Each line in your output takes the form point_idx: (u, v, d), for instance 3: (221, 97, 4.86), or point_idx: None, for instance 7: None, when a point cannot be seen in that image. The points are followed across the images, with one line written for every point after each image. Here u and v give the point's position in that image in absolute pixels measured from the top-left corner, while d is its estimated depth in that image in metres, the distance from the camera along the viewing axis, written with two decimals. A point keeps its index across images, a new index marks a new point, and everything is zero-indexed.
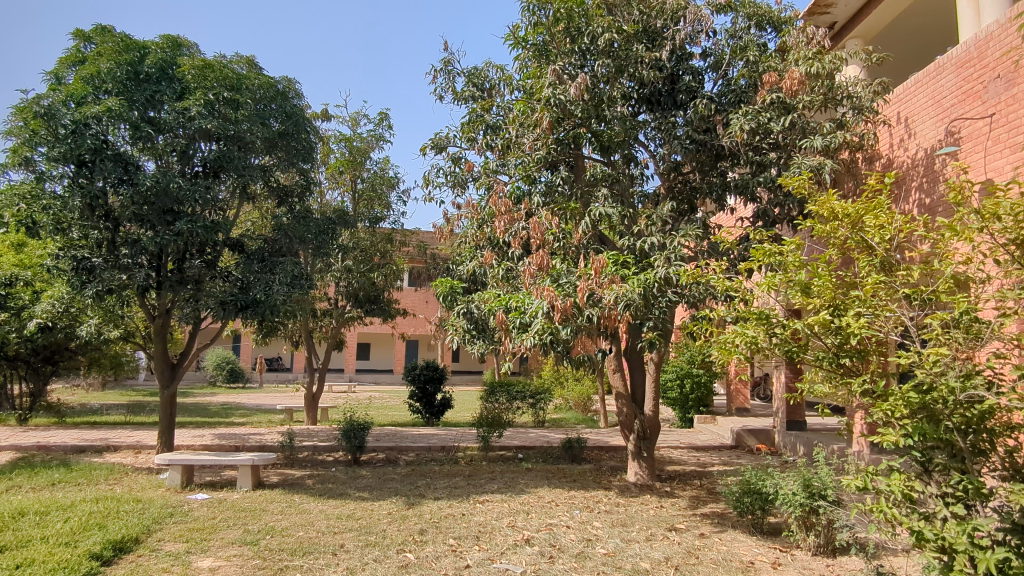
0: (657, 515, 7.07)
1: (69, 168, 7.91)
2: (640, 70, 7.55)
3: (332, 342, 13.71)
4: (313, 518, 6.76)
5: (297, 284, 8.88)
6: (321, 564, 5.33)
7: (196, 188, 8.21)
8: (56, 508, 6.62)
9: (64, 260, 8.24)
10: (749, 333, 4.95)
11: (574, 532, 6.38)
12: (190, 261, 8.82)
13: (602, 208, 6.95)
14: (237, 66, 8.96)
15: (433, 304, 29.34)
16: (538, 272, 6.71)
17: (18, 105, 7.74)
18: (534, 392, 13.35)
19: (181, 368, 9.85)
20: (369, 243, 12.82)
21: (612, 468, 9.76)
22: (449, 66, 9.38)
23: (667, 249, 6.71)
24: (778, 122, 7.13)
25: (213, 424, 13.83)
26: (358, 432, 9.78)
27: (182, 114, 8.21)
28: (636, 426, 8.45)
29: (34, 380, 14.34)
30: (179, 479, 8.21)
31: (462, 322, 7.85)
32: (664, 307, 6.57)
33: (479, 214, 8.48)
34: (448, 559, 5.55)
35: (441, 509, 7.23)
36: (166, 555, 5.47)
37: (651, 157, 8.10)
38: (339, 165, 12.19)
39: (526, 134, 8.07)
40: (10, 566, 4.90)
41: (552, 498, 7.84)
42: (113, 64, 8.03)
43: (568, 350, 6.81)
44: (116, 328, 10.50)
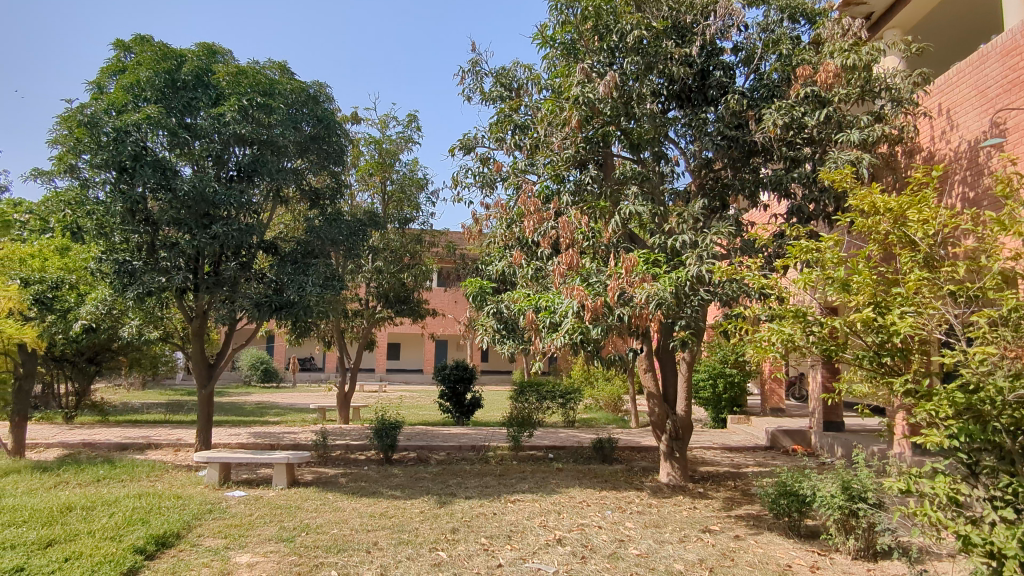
0: (691, 516, 6.98)
1: (111, 173, 8.18)
2: (670, 66, 7.46)
3: (363, 342, 13.87)
4: (348, 516, 6.84)
5: (330, 286, 9.00)
6: (355, 561, 5.40)
7: (232, 192, 8.41)
8: (101, 504, 6.85)
9: (107, 263, 8.51)
10: (785, 332, 4.84)
11: (606, 533, 6.34)
12: (226, 263, 9.04)
13: (632, 206, 6.88)
14: (270, 72, 9.12)
15: (462, 304, 29.58)
16: (568, 271, 6.70)
17: (63, 114, 8.03)
18: (564, 391, 13.32)
19: (217, 368, 10.07)
20: (398, 244, 12.94)
21: (643, 469, 9.67)
22: (476, 67, 9.43)
23: (699, 247, 6.58)
24: (813, 116, 6.99)
25: (249, 422, 14.13)
26: (389, 431, 9.87)
27: (217, 120, 8.38)
28: (668, 427, 8.36)
29: (79, 379, 14.84)
30: (216, 476, 8.40)
31: (492, 322, 7.86)
32: (696, 306, 6.48)
33: (508, 214, 8.50)
34: (480, 558, 5.57)
35: (472, 508, 7.25)
36: (206, 550, 5.61)
37: (682, 155, 7.98)
38: (369, 167, 12.36)
39: (554, 133, 8.05)
40: (59, 559, 5.09)
41: (584, 498, 7.80)
42: (152, 72, 8.28)
43: (599, 349, 6.75)
44: (156, 328, 10.80)
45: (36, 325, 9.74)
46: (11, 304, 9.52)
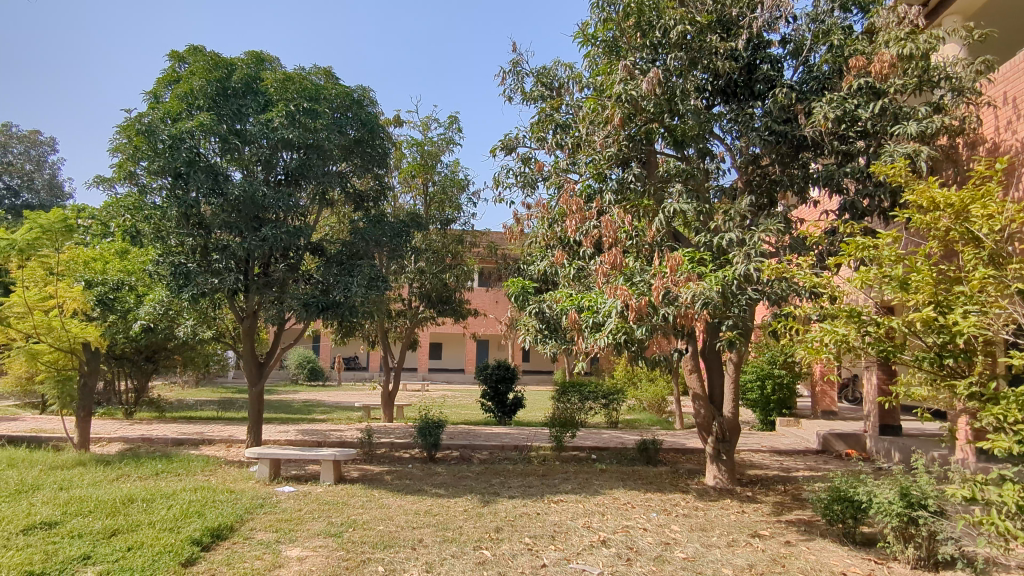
0: (738, 520, 6.83)
1: (167, 179, 8.55)
2: (714, 61, 7.33)
3: (406, 341, 14.05)
4: (393, 513, 6.95)
5: (375, 287, 9.15)
6: (401, 557, 5.48)
7: (280, 195, 8.66)
8: (160, 496, 7.14)
9: (164, 265, 8.86)
10: (839, 332, 4.68)
11: (651, 535, 6.26)
12: (275, 265, 9.31)
13: (676, 204, 6.79)
14: (316, 77, 9.33)
15: (502, 304, 29.71)
16: (611, 271, 6.66)
17: (122, 123, 8.40)
18: (607, 392, 13.22)
19: (267, 366, 10.36)
20: (440, 245, 13.08)
21: (688, 472, 9.50)
22: (517, 68, 9.46)
23: (747, 245, 6.40)
24: (866, 109, 6.77)
25: (296, 420, 14.49)
26: (433, 429, 9.99)
27: (265, 125, 8.65)
28: (715, 428, 8.20)
29: (137, 377, 15.48)
30: (267, 472, 8.66)
31: (535, 322, 7.84)
32: (744, 306, 6.33)
33: (550, 213, 8.49)
34: (524, 558, 5.58)
35: (515, 508, 7.26)
36: (259, 543, 5.78)
37: (728, 151, 7.82)
38: (411, 169, 12.54)
39: (596, 131, 8.02)
40: (123, 548, 5.34)
41: (627, 500, 7.72)
42: (204, 81, 8.57)
43: (643, 349, 6.66)
44: (210, 328, 11.20)
45: (99, 325, 10.21)
46: (76, 305, 10.01)
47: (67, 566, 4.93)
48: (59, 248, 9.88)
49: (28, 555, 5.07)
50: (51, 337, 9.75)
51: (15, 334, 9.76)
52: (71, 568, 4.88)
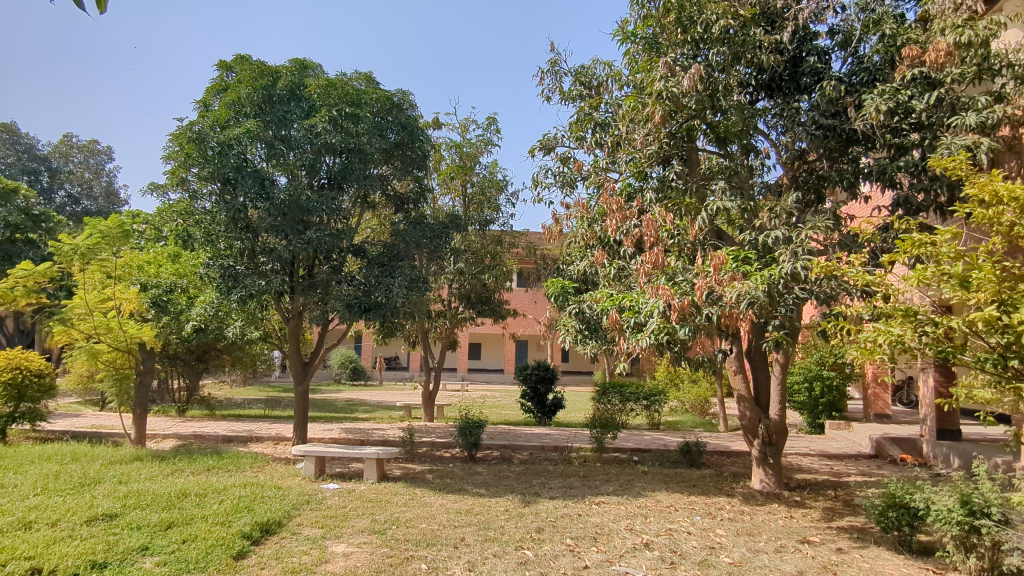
0: (787, 526, 6.65)
1: (216, 185, 8.84)
2: (758, 55, 7.15)
3: (446, 342, 14.20)
4: (435, 511, 7.03)
5: (415, 288, 9.26)
6: (444, 556, 5.52)
7: (324, 199, 8.85)
8: (212, 491, 7.38)
9: (214, 268, 9.16)
10: (893, 332, 4.50)
11: (695, 539, 6.14)
12: (320, 267, 9.52)
13: (719, 202, 6.68)
14: (356, 83, 9.47)
15: (542, 304, 29.73)
16: (652, 271, 6.58)
17: (174, 132, 8.72)
18: (648, 393, 13.05)
19: (312, 366, 10.60)
20: (479, 245, 13.17)
21: (733, 475, 9.30)
22: (555, 67, 9.44)
23: (794, 243, 6.19)
24: (921, 100, 6.51)
25: (340, 419, 14.78)
26: (473, 429, 10.05)
27: (310, 130, 8.88)
28: (761, 431, 8.02)
29: (189, 376, 16.07)
30: (312, 469, 8.85)
31: (575, 322, 7.78)
32: (792, 305, 6.15)
33: (589, 213, 8.45)
34: (566, 559, 5.56)
35: (557, 509, 7.24)
36: (306, 539, 5.91)
37: (773, 147, 7.63)
38: (450, 171, 12.65)
39: (637, 129, 7.94)
40: (178, 540, 5.54)
41: (671, 502, 7.61)
42: (251, 89, 8.84)
43: (686, 350, 6.55)
44: (258, 329, 11.53)
45: (153, 326, 10.64)
46: (132, 306, 10.47)
47: (127, 556, 5.14)
48: (117, 252, 10.32)
49: (91, 545, 5.31)
50: (109, 337, 10.22)
51: (77, 334, 10.27)
52: (131, 558, 5.10)
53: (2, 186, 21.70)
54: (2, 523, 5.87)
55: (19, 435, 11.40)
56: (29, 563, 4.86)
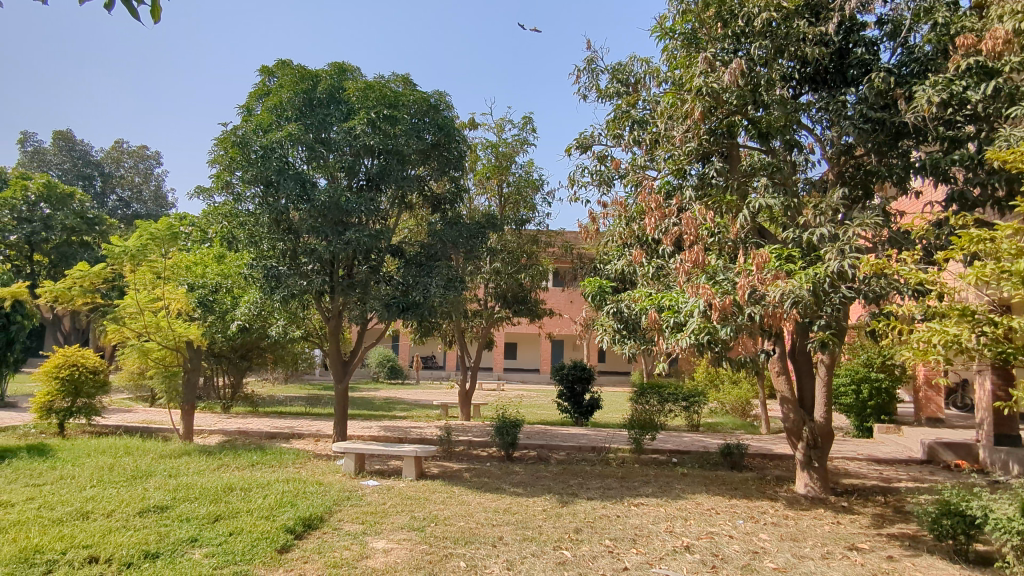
0: (833, 531, 6.46)
1: (260, 187, 9.05)
2: (802, 48, 6.98)
3: (482, 341, 14.26)
4: (473, 510, 7.06)
5: (452, 287, 9.33)
6: (483, 554, 5.55)
7: (363, 200, 9.02)
8: (257, 486, 7.57)
9: (258, 269, 9.42)
10: (949, 332, 4.32)
11: (738, 543, 6.03)
12: (359, 267, 9.65)
13: (762, 199, 6.56)
14: (394, 85, 9.57)
15: (577, 303, 29.68)
16: (692, 270, 6.48)
17: (219, 136, 9.03)
18: (687, 394, 12.85)
19: (352, 364, 10.79)
20: (515, 245, 13.18)
21: (776, 478, 9.08)
22: (592, 65, 9.39)
23: (840, 240, 6.00)
24: (977, 90, 6.22)
25: (378, 417, 14.99)
26: (510, 429, 10.09)
27: (349, 133, 9.04)
28: (805, 434, 7.80)
29: (233, 373, 16.54)
30: (353, 466, 9.00)
31: (612, 322, 7.71)
32: (838, 304, 5.95)
33: (627, 211, 8.39)
34: (605, 560, 5.51)
35: (595, 510, 7.19)
36: (347, 534, 6.02)
37: (818, 142, 7.41)
38: (486, 171, 12.71)
39: (676, 126, 7.82)
40: (225, 532, 5.71)
41: (711, 505, 7.48)
42: (293, 93, 9.05)
43: (727, 350, 6.42)
44: (300, 328, 11.80)
45: (200, 325, 10.99)
46: (180, 305, 10.85)
47: (177, 547, 5.33)
48: (166, 254, 10.67)
49: (144, 536, 5.51)
50: (159, 336, 10.60)
51: (128, 332, 10.68)
52: (181, 549, 5.28)
53: (59, 190, 22.66)
54: (62, 512, 6.15)
55: (76, 429, 11.93)
56: (87, 551, 5.08)
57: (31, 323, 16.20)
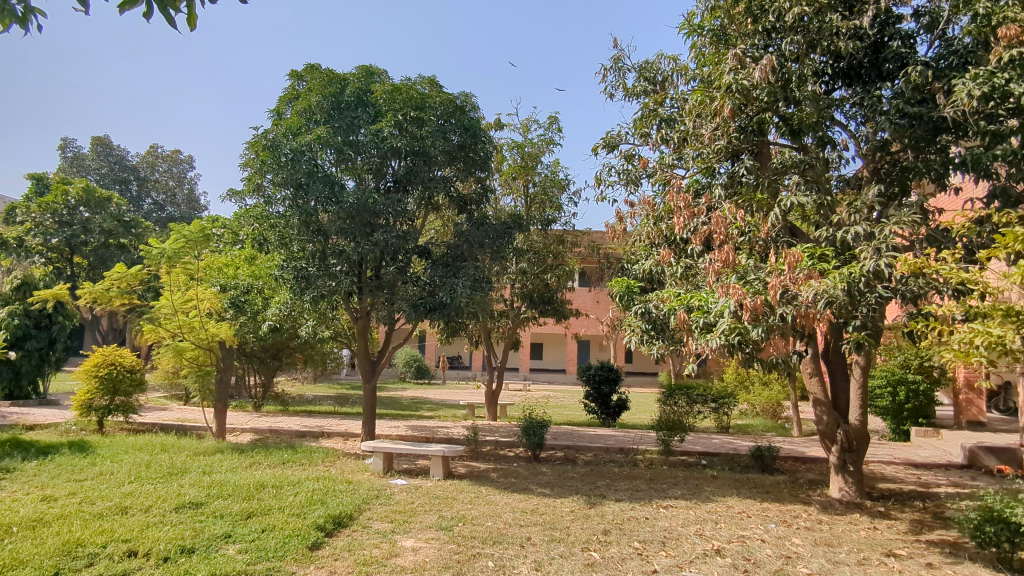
0: (869, 537, 6.30)
1: (290, 190, 9.16)
2: (836, 42, 6.80)
3: (509, 342, 14.27)
4: (501, 510, 7.07)
5: (479, 287, 9.35)
6: (511, 554, 5.55)
7: (390, 202, 9.12)
8: (288, 484, 7.70)
9: (288, 270, 9.57)
10: (993, 333, 4.18)
11: (770, 548, 5.92)
12: (386, 268, 9.75)
13: (794, 197, 6.43)
14: (420, 87, 9.64)
15: (604, 303, 29.52)
16: (722, 269, 6.39)
17: (251, 140, 9.23)
18: (716, 395, 12.68)
19: (380, 364, 10.90)
20: (542, 245, 13.18)
21: (809, 482, 8.90)
22: (619, 64, 9.33)
23: (876, 239, 5.85)
24: (1021, 83, 5.88)
25: (406, 416, 15.11)
26: (537, 429, 10.06)
27: (376, 135, 9.13)
28: (839, 437, 7.65)
29: (264, 373, 16.85)
30: (381, 465, 9.08)
31: (641, 322, 7.64)
32: (874, 304, 5.81)
33: (655, 210, 8.32)
34: (634, 562, 5.47)
35: (623, 511, 7.14)
36: (376, 532, 6.07)
37: (852, 138, 7.26)
38: (512, 172, 12.72)
39: (704, 124, 7.72)
40: (258, 529, 5.82)
41: (742, 508, 7.37)
42: (321, 96, 9.17)
43: (759, 351, 6.32)
44: (329, 328, 11.97)
45: (232, 325, 11.21)
46: (213, 306, 11.09)
47: (213, 542, 5.44)
48: (199, 256, 10.90)
49: (180, 531, 5.65)
50: (193, 336, 10.83)
51: (164, 333, 10.96)
52: (216, 545, 5.39)
53: (98, 195, 23.36)
54: (102, 507, 6.33)
55: (114, 426, 12.28)
56: (127, 545, 5.22)
57: (72, 323, 16.74)
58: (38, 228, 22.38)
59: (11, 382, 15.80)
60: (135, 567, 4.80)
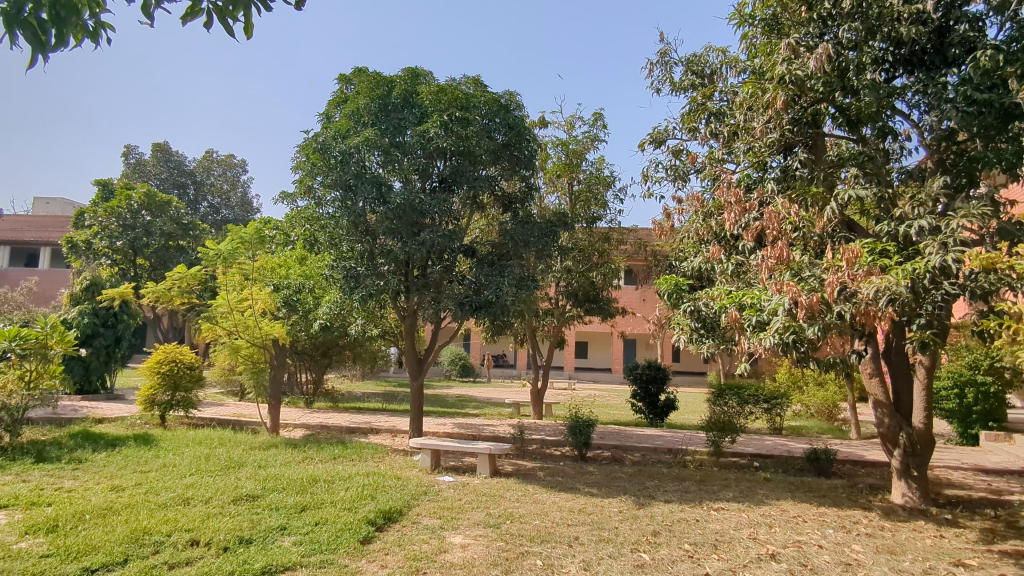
0: (935, 546, 6.01)
1: (339, 192, 9.36)
2: (897, 28, 6.52)
3: (554, 340, 14.23)
4: (549, 509, 7.05)
5: (524, 286, 9.36)
6: (559, 553, 5.53)
7: (436, 202, 9.23)
8: (339, 478, 7.88)
9: (338, 270, 9.77)
10: None
11: (829, 554, 5.72)
12: (433, 267, 9.87)
13: (852, 190, 6.18)
14: (465, 87, 9.70)
15: (651, 302, 29.11)
16: (776, 266, 6.20)
17: (302, 143, 9.47)
18: (769, 396, 12.34)
19: (427, 362, 11.02)
20: (587, 243, 13.11)
21: (869, 486, 8.56)
22: (665, 58, 9.17)
23: (943, 233, 5.54)
24: None
25: (452, 414, 15.25)
26: (583, 428, 10.00)
27: (422, 136, 9.23)
28: (902, 440, 7.31)
29: (315, 370, 17.33)
30: (429, 461, 9.20)
31: (690, 321, 7.49)
32: (940, 302, 5.53)
33: (705, 206, 8.17)
34: (685, 565, 5.37)
35: (673, 513, 7.02)
36: (425, 528, 6.15)
37: (915, 128, 6.94)
38: (556, 169, 12.65)
39: (756, 117, 7.51)
40: (312, 522, 5.98)
41: (798, 513, 7.14)
42: (369, 99, 9.33)
43: (815, 350, 6.11)
44: (377, 327, 12.20)
45: (285, 324, 11.55)
46: (267, 305, 11.44)
47: (269, 534, 5.62)
48: (254, 256, 11.26)
49: (238, 522, 5.85)
50: (248, 334, 11.22)
51: (221, 332, 11.39)
52: (272, 536, 5.56)
53: (158, 199, 24.43)
54: (166, 498, 6.63)
55: (175, 421, 12.82)
56: (190, 534, 5.44)
57: (136, 321, 17.55)
58: (104, 231, 23.48)
59: (81, 377, 16.67)
60: (197, 556, 4.99)
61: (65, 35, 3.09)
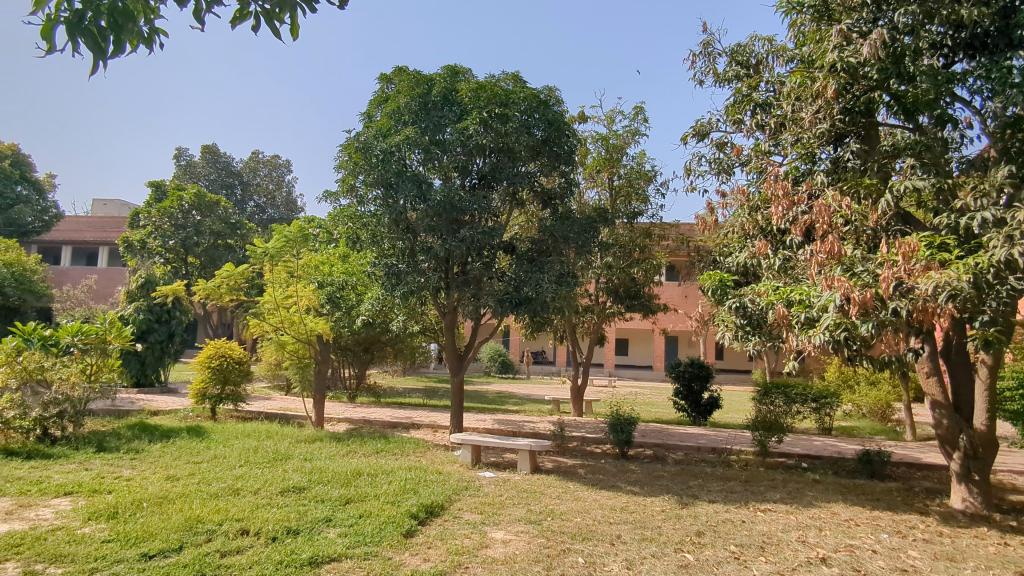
0: (999, 554, 5.72)
1: (380, 190, 9.49)
2: (957, 11, 6.10)
3: (595, 337, 14.14)
4: (590, 506, 7.01)
5: (565, 283, 9.32)
6: (601, 551, 5.49)
7: (476, 199, 9.28)
8: (382, 472, 8.00)
9: (380, 267, 9.89)
10: None
11: (883, 559, 5.51)
12: (473, 263, 9.91)
13: (909, 181, 5.92)
14: (504, 83, 9.70)
15: (694, 298, 28.63)
16: (826, 261, 5.99)
17: (345, 143, 9.64)
18: (817, 395, 11.97)
19: (466, 359, 11.08)
20: (628, 239, 12.97)
21: (925, 490, 8.21)
22: (708, 49, 8.96)
23: (1009, 225, 5.25)
24: None
25: (493, 411, 15.32)
26: (624, 426, 9.90)
27: (462, 133, 9.26)
28: (963, 443, 7.01)
29: (358, 365, 17.66)
30: (470, 457, 9.27)
31: (735, 318, 7.32)
32: (1005, 299, 5.26)
33: (750, 200, 7.96)
34: (731, 566, 5.25)
35: (718, 513, 6.88)
36: (467, 523, 6.19)
37: (976, 116, 6.59)
38: (596, 164, 12.55)
39: (804, 107, 7.28)
40: (357, 514, 6.08)
41: (849, 516, 6.91)
42: (410, 98, 9.41)
43: (868, 348, 5.89)
44: (418, 323, 12.35)
45: (328, 320, 11.79)
46: (311, 302, 11.69)
47: (315, 525, 5.75)
48: (298, 254, 11.51)
49: (286, 513, 6.00)
50: (293, 330, 11.51)
51: (268, 328, 11.71)
52: (318, 528, 5.69)
53: (207, 199, 25.20)
54: (218, 488, 6.85)
55: (225, 414, 13.27)
56: (240, 524, 5.61)
57: (188, 318, 18.19)
58: (157, 231, 24.47)
59: (137, 370, 17.44)
60: (247, 545, 5.14)
61: (122, 41, 3.21)
